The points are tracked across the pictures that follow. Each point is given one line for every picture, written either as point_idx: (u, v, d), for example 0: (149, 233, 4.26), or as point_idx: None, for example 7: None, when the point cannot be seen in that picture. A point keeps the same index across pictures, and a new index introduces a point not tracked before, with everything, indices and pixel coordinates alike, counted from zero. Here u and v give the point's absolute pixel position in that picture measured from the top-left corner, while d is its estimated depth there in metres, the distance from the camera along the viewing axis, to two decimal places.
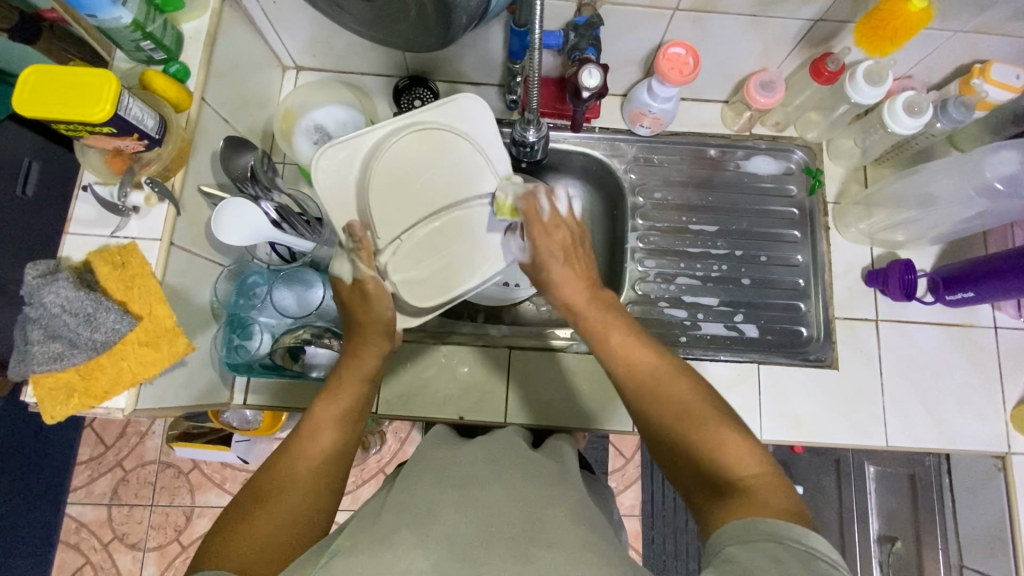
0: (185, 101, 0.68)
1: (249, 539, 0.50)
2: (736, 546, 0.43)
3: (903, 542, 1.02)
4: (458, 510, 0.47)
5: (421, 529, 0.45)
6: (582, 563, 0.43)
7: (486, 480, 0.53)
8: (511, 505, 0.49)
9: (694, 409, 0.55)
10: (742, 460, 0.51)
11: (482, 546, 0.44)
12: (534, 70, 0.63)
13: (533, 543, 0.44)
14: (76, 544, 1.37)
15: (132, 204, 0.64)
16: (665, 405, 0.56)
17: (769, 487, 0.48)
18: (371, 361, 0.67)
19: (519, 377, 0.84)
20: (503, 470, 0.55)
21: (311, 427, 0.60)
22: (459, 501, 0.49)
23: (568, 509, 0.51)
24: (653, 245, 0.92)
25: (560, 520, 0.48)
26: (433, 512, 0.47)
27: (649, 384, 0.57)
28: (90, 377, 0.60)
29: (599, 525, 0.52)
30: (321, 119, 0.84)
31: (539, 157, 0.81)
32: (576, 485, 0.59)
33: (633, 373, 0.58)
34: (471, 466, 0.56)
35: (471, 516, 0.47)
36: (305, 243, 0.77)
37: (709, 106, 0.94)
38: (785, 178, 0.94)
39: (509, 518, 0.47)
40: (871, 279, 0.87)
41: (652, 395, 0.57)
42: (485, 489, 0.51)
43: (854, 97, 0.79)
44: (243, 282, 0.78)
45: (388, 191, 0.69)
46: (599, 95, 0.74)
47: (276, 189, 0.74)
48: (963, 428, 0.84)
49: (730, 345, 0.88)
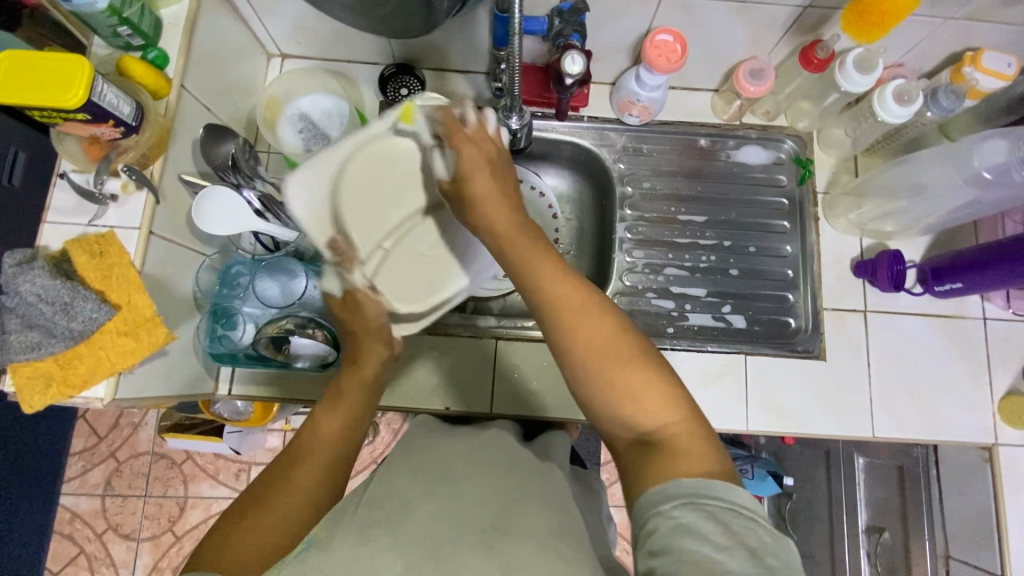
0: (163, 88, 0.67)
1: (243, 548, 0.48)
2: (658, 518, 0.42)
3: (890, 533, 1.03)
4: (432, 505, 0.47)
5: (393, 526, 0.45)
6: (552, 560, 0.43)
7: (463, 473, 0.52)
8: (488, 499, 0.49)
9: (619, 352, 0.50)
10: (661, 403, 0.48)
11: (452, 544, 0.43)
12: (515, 55, 0.62)
13: (503, 538, 0.44)
14: (70, 534, 1.38)
15: (109, 192, 0.64)
16: (584, 352, 0.50)
17: (689, 433, 0.47)
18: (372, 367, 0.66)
19: (505, 367, 0.84)
20: (483, 461, 0.55)
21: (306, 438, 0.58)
22: (433, 495, 0.49)
23: (545, 501, 0.51)
24: (641, 235, 0.91)
25: (539, 517, 0.48)
26: (407, 508, 0.47)
27: (568, 317, 0.51)
28: (68, 367, 0.60)
29: (575, 516, 0.52)
30: (307, 108, 0.84)
31: (523, 145, 0.80)
32: (554, 476, 0.59)
33: (554, 308, 0.52)
34: (452, 458, 0.56)
35: (445, 512, 0.47)
36: (288, 231, 0.76)
37: (699, 95, 0.93)
38: (776, 168, 0.93)
39: (483, 513, 0.47)
40: (859, 270, 0.87)
41: (572, 331, 0.50)
42: (461, 483, 0.51)
43: (843, 85, 0.78)
44: (227, 272, 0.78)
45: (366, 204, 0.70)
46: (583, 82, 0.73)
47: (258, 177, 0.73)
48: (950, 418, 0.83)
49: (719, 336, 0.88)
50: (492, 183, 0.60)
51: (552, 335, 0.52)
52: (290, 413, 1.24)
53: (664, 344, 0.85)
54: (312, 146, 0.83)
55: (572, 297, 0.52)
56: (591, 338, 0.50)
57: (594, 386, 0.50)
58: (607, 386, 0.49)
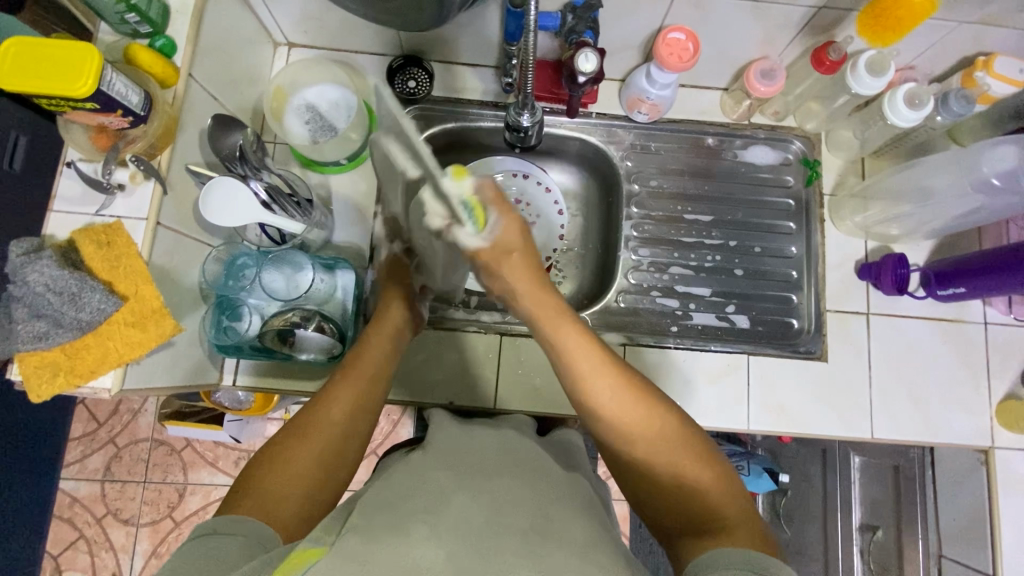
0: (171, 77, 0.66)
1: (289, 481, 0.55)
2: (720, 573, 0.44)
3: (884, 530, 1.03)
4: (470, 498, 0.49)
5: (431, 517, 0.47)
6: (589, 565, 0.45)
7: (496, 470, 0.55)
8: (522, 497, 0.51)
9: (681, 458, 0.56)
10: (720, 501, 0.55)
11: (493, 538, 0.45)
12: (529, 51, 0.62)
13: (542, 538, 0.46)
14: (70, 518, 1.42)
15: (116, 182, 0.63)
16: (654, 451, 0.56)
17: (746, 527, 0.52)
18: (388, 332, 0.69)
19: (509, 363, 0.84)
20: (513, 460, 0.58)
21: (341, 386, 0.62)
22: (470, 489, 0.51)
23: (573, 508, 0.52)
24: (647, 234, 0.91)
25: (573, 520, 0.50)
26: (445, 500, 0.49)
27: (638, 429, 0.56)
28: (76, 356, 0.60)
29: (604, 521, 0.54)
30: (314, 99, 0.84)
31: (533, 143, 0.80)
32: (578, 480, 0.60)
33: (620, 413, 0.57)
34: (485, 455, 0.58)
35: (482, 506, 0.49)
36: (295, 224, 0.77)
37: (708, 94, 0.93)
38: (782, 170, 0.93)
39: (519, 510, 0.49)
40: (865, 272, 0.87)
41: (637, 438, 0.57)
42: (496, 479, 0.53)
43: (854, 87, 0.78)
44: (234, 263, 0.78)
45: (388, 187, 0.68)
46: (596, 80, 0.72)
47: (265, 168, 0.73)
48: (949, 422, 0.85)
49: (722, 335, 0.88)
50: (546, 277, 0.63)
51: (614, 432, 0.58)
52: (291, 402, 1.24)
53: (668, 343, 0.86)
54: (319, 138, 0.83)
55: (636, 401, 0.57)
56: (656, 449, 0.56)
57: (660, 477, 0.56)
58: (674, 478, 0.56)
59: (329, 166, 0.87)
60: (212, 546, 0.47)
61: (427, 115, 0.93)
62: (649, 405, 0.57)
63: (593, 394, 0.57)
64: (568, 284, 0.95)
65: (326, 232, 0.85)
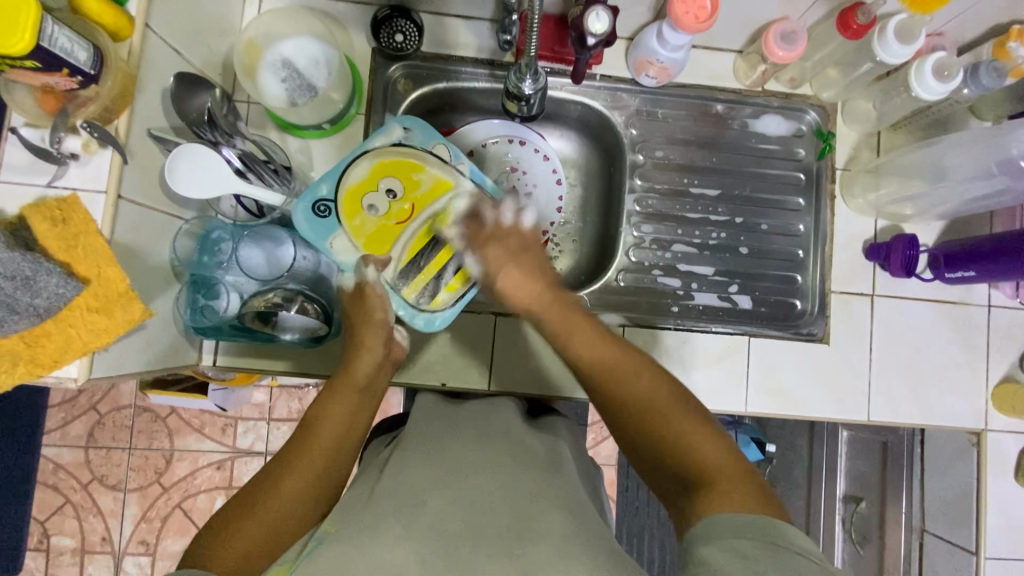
0: (124, 28, 0.57)
1: (250, 528, 0.51)
2: (707, 549, 0.45)
3: (867, 502, 1.05)
4: (446, 500, 0.48)
5: (405, 521, 0.45)
6: (572, 561, 0.43)
7: (475, 462, 0.53)
8: (501, 492, 0.49)
9: (664, 403, 0.57)
10: (705, 448, 0.54)
11: (469, 542, 0.44)
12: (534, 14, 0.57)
13: (520, 536, 0.45)
14: (55, 484, 1.42)
15: (68, 151, 0.56)
16: (646, 399, 0.57)
17: (732, 477, 0.51)
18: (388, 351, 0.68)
19: (503, 342, 0.81)
20: (495, 446, 0.56)
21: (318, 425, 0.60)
22: (445, 488, 0.49)
23: (562, 501, 0.50)
24: (650, 209, 0.86)
25: (559, 516, 0.48)
26: (419, 502, 0.47)
27: (628, 383, 0.59)
28: (36, 345, 0.55)
29: (590, 510, 0.52)
30: (291, 53, 0.75)
31: (535, 111, 0.74)
32: (565, 471, 0.57)
33: (603, 368, 0.60)
34: (465, 448, 0.55)
35: (459, 507, 0.47)
36: (274, 195, 0.71)
37: (721, 56, 0.86)
38: (794, 142, 0.88)
39: (497, 509, 0.47)
40: (872, 253, 0.84)
41: (627, 393, 0.59)
42: (475, 477, 0.51)
43: (880, 55, 0.72)
44: (207, 238, 0.72)
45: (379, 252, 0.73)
46: (607, 42, 0.65)
47: (237, 134, 0.68)
48: (944, 405, 0.85)
49: (723, 316, 0.86)
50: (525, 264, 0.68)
51: (605, 389, 0.60)
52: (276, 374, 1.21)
53: (668, 324, 0.83)
54: (297, 99, 0.76)
55: (619, 354, 0.61)
56: (647, 402, 0.57)
57: (650, 440, 0.56)
58: (664, 441, 0.55)
59: (308, 129, 0.80)
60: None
61: (419, 73, 0.85)
62: (627, 353, 0.61)
63: (577, 343, 0.63)
64: (567, 259, 0.91)
65: None
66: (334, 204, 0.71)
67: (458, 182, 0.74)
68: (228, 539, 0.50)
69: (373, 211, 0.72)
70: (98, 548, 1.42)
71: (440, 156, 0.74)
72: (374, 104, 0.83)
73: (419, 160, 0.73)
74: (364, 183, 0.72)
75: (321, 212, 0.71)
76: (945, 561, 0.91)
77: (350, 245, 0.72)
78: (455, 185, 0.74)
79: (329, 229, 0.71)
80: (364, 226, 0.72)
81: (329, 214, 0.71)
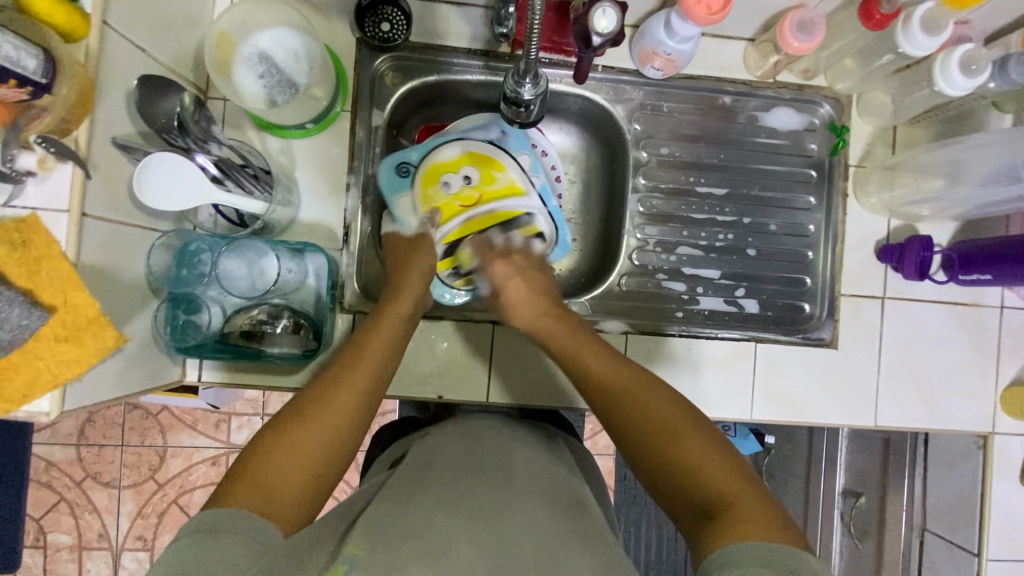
0: (79, 29, 0.51)
1: (291, 451, 0.51)
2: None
3: (867, 497, 1.02)
4: (472, 541, 0.44)
5: (431, 570, 0.41)
6: None
7: (499, 501, 0.50)
8: (527, 534, 0.46)
9: (667, 417, 0.55)
10: (712, 466, 0.50)
11: None
12: (534, 22, 0.52)
13: None
14: (48, 482, 1.40)
15: (21, 169, 0.50)
16: (650, 411, 0.56)
17: (746, 500, 0.48)
18: (412, 296, 0.69)
19: (503, 350, 0.77)
20: (514, 482, 0.53)
21: (358, 352, 0.61)
22: (472, 527, 0.46)
23: (588, 544, 0.47)
24: (654, 210, 0.82)
25: (587, 558, 0.45)
26: (445, 542, 0.44)
27: (631, 399, 0.57)
28: (2, 380, 0.51)
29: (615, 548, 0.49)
30: (268, 47, 0.69)
31: (536, 117, 0.68)
32: (588, 512, 0.54)
33: (606, 381, 0.60)
34: (487, 486, 0.52)
35: (485, 548, 0.44)
36: (255, 202, 0.67)
37: (731, 45, 0.80)
38: (805, 137, 0.83)
39: (526, 550, 0.44)
40: (885, 255, 0.80)
41: (628, 408, 0.57)
42: (501, 517, 0.48)
43: (903, 47, 0.68)
44: (184, 251, 0.67)
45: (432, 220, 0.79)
46: (615, 43, 0.59)
47: (213, 139, 0.65)
48: (952, 408, 0.83)
49: (729, 321, 0.82)
50: (535, 286, 0.73)
51: (603, 396, 0.59)
52: None
53: (673, 331, 0.80)
54: (277, 97, 0.70)
55: (625, 366, 0.61)
56: (653, 416, 0.55)
57: (651, 459, 0.53)
58: (666, 459, 0.52)
59: (290, 129, 0.74)
60: (216, 546, 0.43)
61: (407, 65, 0.79)
62: (630, 368, 0.61)
63: (583, 361, 0.63)
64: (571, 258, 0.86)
65: (292, 209, 0.75)
66: (416, 169, 0.79)
67: (529, 191, 0.80)
68: (268, 461, 0.50)
69: (447, 187, 0.79)
70: (95, 545, 1.41)
71: (522, 163, 0.81)
72: (360, 101, 0.78)
73: (506, 162, 0.80)
74: (449, 163, 0.79)
75: (401, 173, 0.79)
76: (945, 559, 0.91)
77: (412, 207, 0.79)
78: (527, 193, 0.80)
79: (396, 188, 0.79)
80: (434, 197, 0.79)
81: (407, 176, 0.79)
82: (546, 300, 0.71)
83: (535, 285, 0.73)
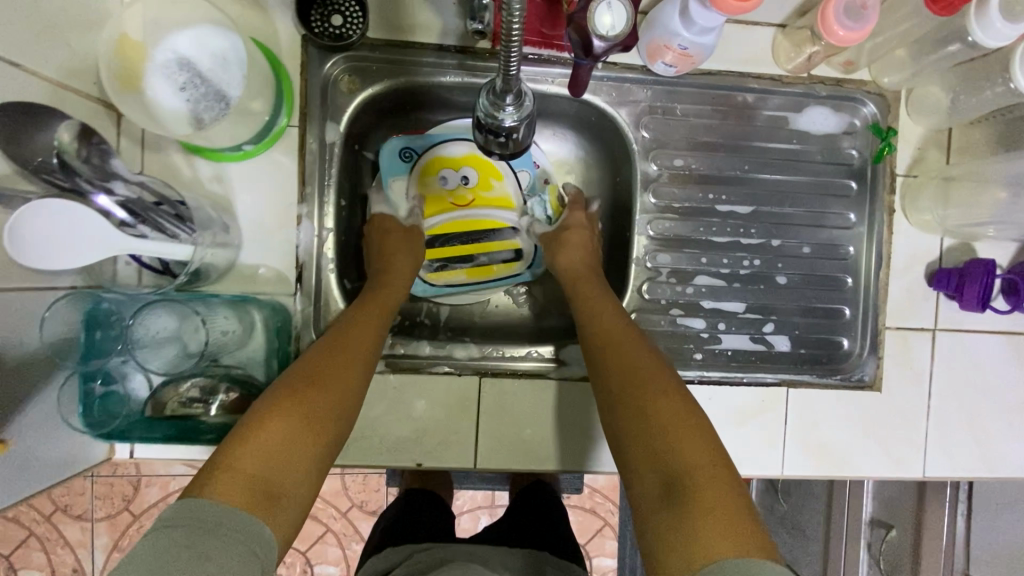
0: None
1: (287, 420, 0.46)
2: None
3: (898, 531, 0.92)
4: None
5: None
6: None
7: None
8: None
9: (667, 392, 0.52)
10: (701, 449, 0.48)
11: None
12: (512, 21, 0.37)
13: None
14: (16, 517, 1.29)
15: None
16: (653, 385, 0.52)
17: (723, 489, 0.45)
18: (403, 284, 0.64)
19: (492, 408, 0.65)
20: None
21: (358, 330, 0.56)
22: None
23: None
24: (666, 234, 0.70)
25: None
26: None
27: (641, 373, 0.54)
28: None
29: None
30: (189, 51, 0.56)
31: (523, 148, 0.53)
32: None
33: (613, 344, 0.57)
34: None
35: None
36: (179, 245, 0.54)
37: (758, 33, 0.67)
38: (843, 141, 0.70)
39: None
40: (939, 281, 0.68)
41: (635, 373, 0.54)
42: None
43: (978, 36, 0.55)
44: (92, 313, 0.53)
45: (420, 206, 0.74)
46: (623, 46, 0.49)
47: (115, 175, 0.51)
48: (1013, 455, 0.72)
49: (756, 362, 0.71)
50: (584, 242, 0.69)
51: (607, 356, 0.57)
52: None
53: (690, 377, 0.68)
54: (203, 113, 0.56)
55: (637, 338, 0.58)
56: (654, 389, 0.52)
57: (638, 432, 0.50)
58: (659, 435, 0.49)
59: (225, 151, 0.61)
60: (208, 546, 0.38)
61: (365, 67, 0.65)
62: (641, 340, 0.57)
63: (597, 319, 0.60)
64: (550, 283, 0.77)
65: (230, 249, 0.61)
66: (419, 158, 0.73)
67: (520, 210, 0.75)
68: (260, 432, 0.45)
69: (445, 183, 0.74)
70: None
71: (520, 178, 0.75)
72: (312, 113, 0.64)
73: (507, 174, 0.75)
74: (451, 160, 0.74)
75: (403, 157, 0.73)
76: None
77: (403, 193, 0.73)
78: (518, 210, 0.75)
79: (392, 170, 0.72)
80: (429, 188, 0.74)
81: (409, 163, 0.73)
82: (583, 256, 0.67)
83: (581, 250, 0.68)
